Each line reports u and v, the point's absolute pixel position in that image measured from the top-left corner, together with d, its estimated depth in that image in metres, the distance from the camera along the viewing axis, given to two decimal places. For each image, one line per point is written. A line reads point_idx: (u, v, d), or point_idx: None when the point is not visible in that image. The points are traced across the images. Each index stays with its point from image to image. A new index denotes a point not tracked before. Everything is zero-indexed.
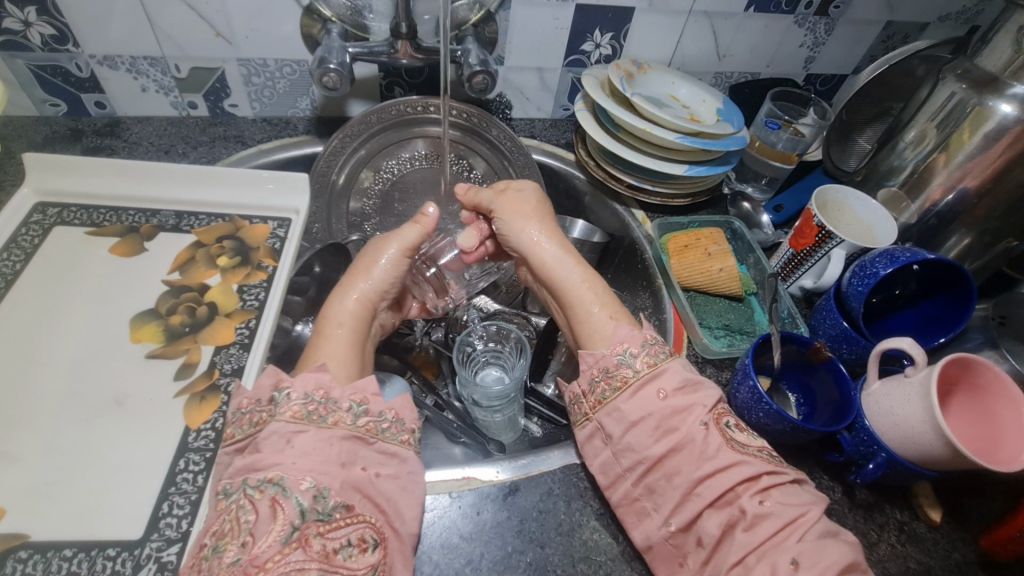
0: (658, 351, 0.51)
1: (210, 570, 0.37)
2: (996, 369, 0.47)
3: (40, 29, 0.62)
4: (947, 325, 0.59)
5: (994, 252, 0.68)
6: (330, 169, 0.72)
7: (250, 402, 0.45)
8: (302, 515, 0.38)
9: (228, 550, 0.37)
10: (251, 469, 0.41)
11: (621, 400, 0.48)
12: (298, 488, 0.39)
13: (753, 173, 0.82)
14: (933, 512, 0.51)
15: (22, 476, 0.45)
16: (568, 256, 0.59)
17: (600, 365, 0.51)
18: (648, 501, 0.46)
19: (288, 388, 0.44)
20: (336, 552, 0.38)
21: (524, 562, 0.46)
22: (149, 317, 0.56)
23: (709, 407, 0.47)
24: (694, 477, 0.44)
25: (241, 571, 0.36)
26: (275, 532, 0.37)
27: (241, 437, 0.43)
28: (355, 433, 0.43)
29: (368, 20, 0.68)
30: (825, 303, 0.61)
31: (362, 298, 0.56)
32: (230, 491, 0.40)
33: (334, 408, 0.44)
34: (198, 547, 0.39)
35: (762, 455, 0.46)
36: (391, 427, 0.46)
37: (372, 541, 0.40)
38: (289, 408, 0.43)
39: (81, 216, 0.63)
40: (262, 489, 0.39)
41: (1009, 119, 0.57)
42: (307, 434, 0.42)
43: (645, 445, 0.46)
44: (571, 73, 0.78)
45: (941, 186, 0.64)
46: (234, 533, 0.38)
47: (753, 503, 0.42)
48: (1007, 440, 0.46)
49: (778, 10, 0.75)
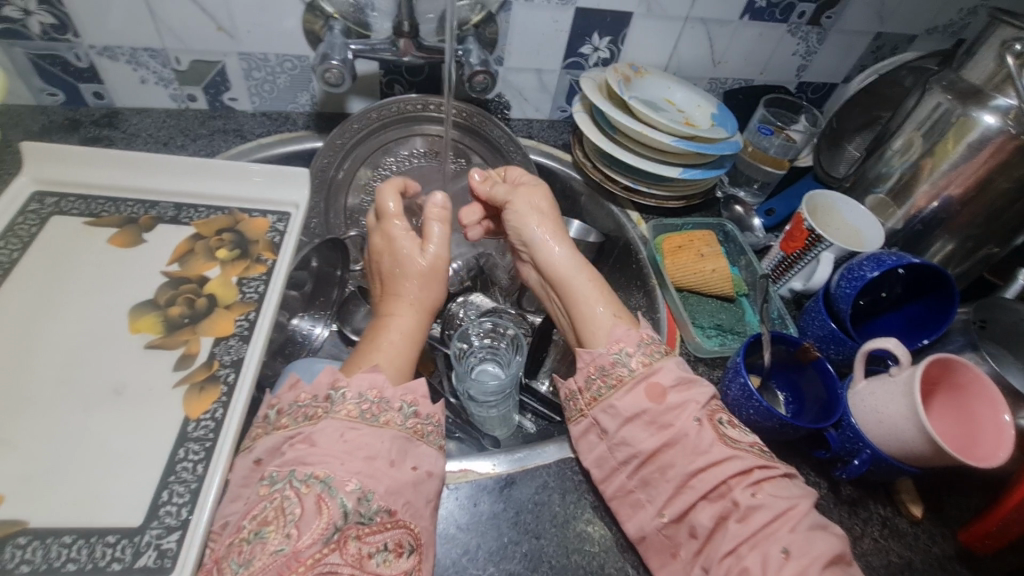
0: (655, 349, 0.52)
1: (252, 553, 0.38)
2: (976, 370, 0.49)
3: (40, 18, 0.62)
4: (930, 327, 0.61)
5: (976, 258, 0.70)
6: (329, 166, 0.72)
7: (307, 397, 0.47)
8: (344, 516, 0.40)
9: (271, 538, 0.38)
10: (300, 463, 0.42)
11: (616, 398, 0.50)
12: (343, 489, 0.41)
13: (745, 177, 0.84)
14: (915, 507, 0.53)
15: (26, 462, 0.45)
16: (575, 254, 0.62)
17: (597, 363, 0.53)
18: (643, 493, 0.47)
19: (345, 388, 0.47)
20: (370, 557, 0.40)
21: (519, 552, 0.47)
22: (149, 308, 0.57)
23: (702, 404, 0.48)
24: (687, 471, 0.45)
25: (285, 563, 0.37)
26: (319, 529, 0.39)
27: (292, 427, 0.45)
28: (404, 434, 0.46)
29: (371, 18, 0.68)
30: (814, 305, 0.63)
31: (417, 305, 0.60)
32: (275, 479, 0.42)
33: (387, 407, 0.46)
34: (236, 527, 0.40)
35: (753, 449, 0.47)
36: (434, 431, 0.48)
37: (408, 546, 0.41)
38: (344, 407, 0.45)
39: (79, 206, 0.63)
40: (309, 484, 0.41)
41: (992, 130, 0.59)
42: (361, 431, 0.44)
43: (640, 439, 0.48)
44: (569, 76, 0.80)
45: (926, 193, 0.66)
46: (279, 521, 0.39)
47: (746, 495, 0.44)
48: (984, 438, 0.48)
49: (772, 18, 0.76)
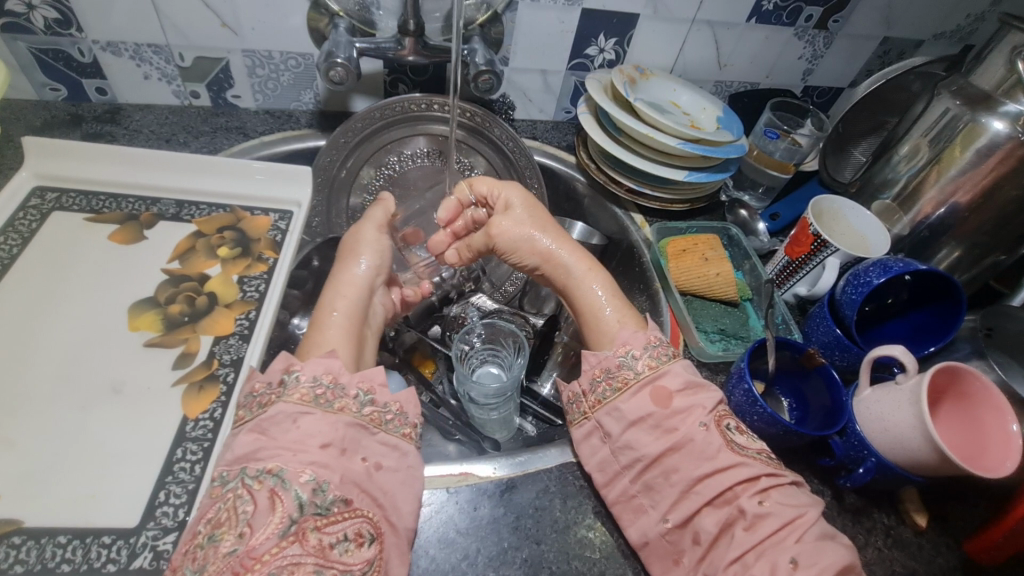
0: (661, 352, 0.52)
1: (205, 558, 0.37)
2: (984, 379, 0.49)
3: (43, 12, 0.62)
4: (936, 334, 0.60)
5: (983, 265, 0.69)
6: (331, 163, 0.72)
7: (261, 386, 0.46)
8: (299, 509, 0.39)
9: (224, 540, 0.38)
10: (251, 459, 0.42)
11: (622, 400, 0.49)
12: (297, 480, 0.40)
13: (750, 181, 0.84)
14: (919, 516, 0.52)
15: (23, 460, 0.44)
16: (581, 260, 0.61)
17: (603, 366, 0.52)
18: (645, 498, 0.47)
19: (298, 370, 0.46)
20: (332, 548, 0.39)
21: (519, 558, 0.46)
22: (149, 306, 0.56)
23: (709, 409, 0.48)
24: (691, 478, 0.45)
25: (237, 564, 0.36)
26: (274, 524, 0.38)
27: (249, 420, 0.44)
28: (359, 421, 0.45)
29: (375, 16, 0.68)
30: (818, 310, 0.62)
31: (359, 284, 0.57)
32: (227, 479, 0.41)
33: (341, 394, 0.45)
34: (191, 534, 0.40)
35: (761, 457, 0.47)
36: (395, 420, 0.47)
37: (368, 536, 0.41)
38: (297, 390, 0.44)
39: (80, 202, 0.63)
40: (261, 480, 0.40)
41: (1001, 136, 0.59)
42: (313, 416, 0.43)
43: (645, 442, 0.48)
44: (574, 77, 0.79)
45: (933, 200, 0.66)
46: (231, 522, 0.39)
47: (752, 503, 0.43)
48: (991, 448, 0.47)
49: (780, 21, 0.76)
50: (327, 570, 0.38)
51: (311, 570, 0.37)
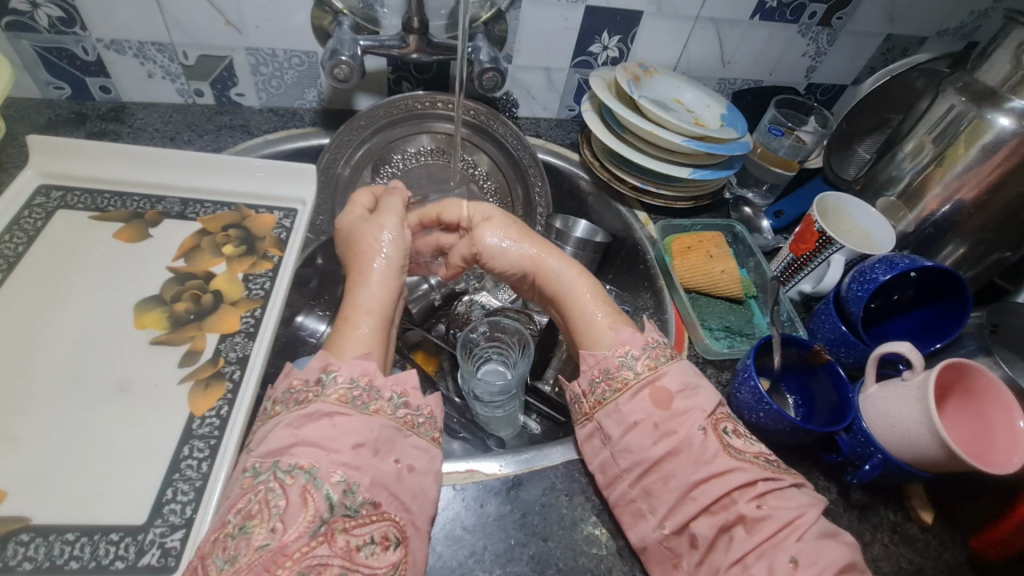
0: (660, 353, 0.51)
1: (235, 549, 0.37)
2: (991, 375, 0.49)
3: (47, 11, 0.62)
4: (942, 331, 0.60)
5: (988, 262, 0.69)
6: (335, 162, 0.71)
7: (299, 382, 0.45)
8: (331, 509, 0.39)
9: (255, 533, 0.38)
10: (283, 454, 0.41)
11: (622, 402, 0.48)
12: (330, 480, 0.40)
13: (754, 179, 0.84)
14: (926, 513, 0.52)
15: (28, 459, 0.44)
16: (570, 267, 0.58)
17: (601, 366, 0.51)
18: (644, 503, 0.46)
19: (336, 371, 0.45)
20: (359, 550, 0.39)
21: (527, 555, 0.46)
22: (154, 304, 0.56)
23: (707, 412, 0.47)
24: (689, 482, 0.44)
25: (269, 559, 0.36)
26: (305, 522, 0.38)
27: (285, 413, 0.43)
28: (394, 424, 0.45)
29: (380, 14, 0.68)
30: (824, 307, 0.63)
31: (385, 281, 0.55)
32: (258, 471, 0.41)
33: (377, 396, 0.45)
34: (218, 523, 0.39)
35: (759, 460, 0.46)
36: (426, 423, 0.47)
37: (393, 539, 0.41)
38: (335, 391, 0.44)
39: (85, 201, 0.63)
40: (294, 476, 0.40)
41: (1007, 132, 0.59)
42: (350, 417, 0.43)
43: (644, 446, 0.47)
44: (578, 74, 0.79)
45: (938, 197, 0.66)
46: (263, 516, 0.38)
47: (751, 507, 0.43)
48: (999, 444, 0.47)
49: (783, 19, 0.76)
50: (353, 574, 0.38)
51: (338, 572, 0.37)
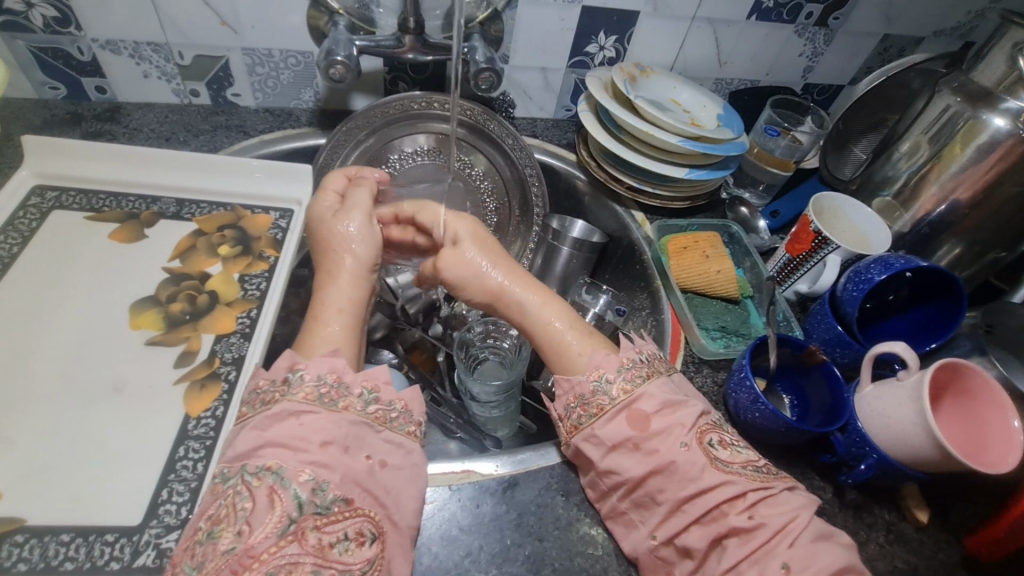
0: (635, 375, 0.50)
1: (203, 555, 0.37)
2: (985, 375, 0.49)
3: (42, 11, 0.62)
4: (937, 331, 0.60)
5: (984, 262, 0.69)
6: (331, 161, 0.72)
7: (266, 383, 0.46)
8: (299, 508, 0.39)
9: (222, 537, 0.38)
10: (250, 456, 0.41)
11: (598, 426, 0.48)
12: (297, 479, 0.40)
13: (750, 179, 0.84)
14: (920, 513, 0.52)
15: (22, 461, 0.44)
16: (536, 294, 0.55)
17: (577, 392, 0.50)
18: (635, 514, 0.47)
19: (303, 370, 0.45)
20: (331, 547, 0.39)
21: (522, 555, 0.46)
22: (149, 304, 0.56)
23: (689, 427, 0.47)
24: (679, 498, 0.44)
25: (236, 562, 0.36)
26: (273, 523, 0.38)
27: (251, 415, 0.44)
28: (364, 419, 0.45)
29: (376, 14, 0.68)
30: (819, 307, 0.63)
31: (355, 278, 0.56)
32: (228, 476, 0.41)
33: (346, 393, 0.45)
34: (192, 530, 0.40)
35: (746, 472, 0.45)
36: (400, 417, 0.47)
37: (369, 535, 0.41)
38: (303, 389, 0.44)
39: (80, 201, 0.63)
40: (261, 477, 0.40)
41: (1002, 133, 0.59)
42: (317, 414, 0.43)
43: (628, 467, 0.46)
44: (575, 74, 0.79)
45: (934, 197, 0.66)
46: (230, 519, 0.39)
47: (741, 519, 0.43)
48: (993, 444, 0.47)
49: (780, 19, 0.76)
50: (326, 570, 0.38)
51: (309, 570, 0.37)
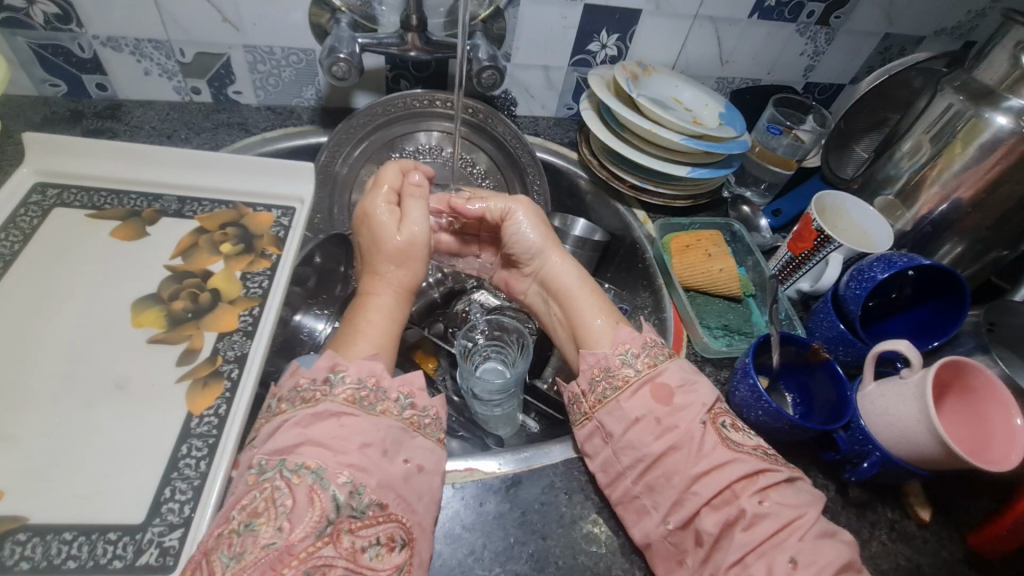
0: (658, 351, 0.52)
1: (242, 546, 0.37)
2: (988, 373, 0.49)
3: (43, 7, 0.61)
4: (939, 329, 0.61)
5: (985, 261, 0.70)
6: (333, 161, 0.72)
7: (305, 381, 0.45)
8: (338, 509, 0.39)
9: (262, 530, 0.38)
10: (289, 452, 0.41)
11: (623, 398, 0.49)
12: (336, 481, 0.40)
13: (752, 177, 0.84)
14: (923, 510, 0.52)
15: (23, 459, 0.44)
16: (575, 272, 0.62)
17: (602, 364, 0.52)
18: (648, 499, 0.46)
19: (344, 370, 0.46)
20: (363, 551, 0.39)
21: (526, 553, 0.46)
22: (152, 302, 0.56)
23: (707, 406, 0.48)
24: (690, 475, 0.45)
25: (275, 558, 0.36)
26: (312, 522, 0.38)
27: (290, 412, 0.44)
28: (401, 424, 0.45)
29: (378, 12, 0.68)
30: (822, 306, 0.63)
31: (396, 281, 0.57)
32: (264, 468, 0.41)
33: (383, 396, 0.46)
34: (223, 518, 0.39)
35: (757, 453, 0.46)
36: (432, 424, 0.48)
37: (399, 541, 0.41)
38: (343, 390, 0.45)
39: (81, 199, 0.62)
40: (300, 475, 0.40)
41: (1004, 131, 0.59)
42: (357, 417, 0.43)
43: (646, 442, 0.47)
44: (576, 73, 0.79)
45: (936, 195, 0.66)
46: (270, 513, 0.38)
47: (752, 502, 0.43)
48: (996, 441, 0.47)
49: (781, 18, 0.76)
50: (357, 575, 0.38)
51: (343, 573, 0.37)
